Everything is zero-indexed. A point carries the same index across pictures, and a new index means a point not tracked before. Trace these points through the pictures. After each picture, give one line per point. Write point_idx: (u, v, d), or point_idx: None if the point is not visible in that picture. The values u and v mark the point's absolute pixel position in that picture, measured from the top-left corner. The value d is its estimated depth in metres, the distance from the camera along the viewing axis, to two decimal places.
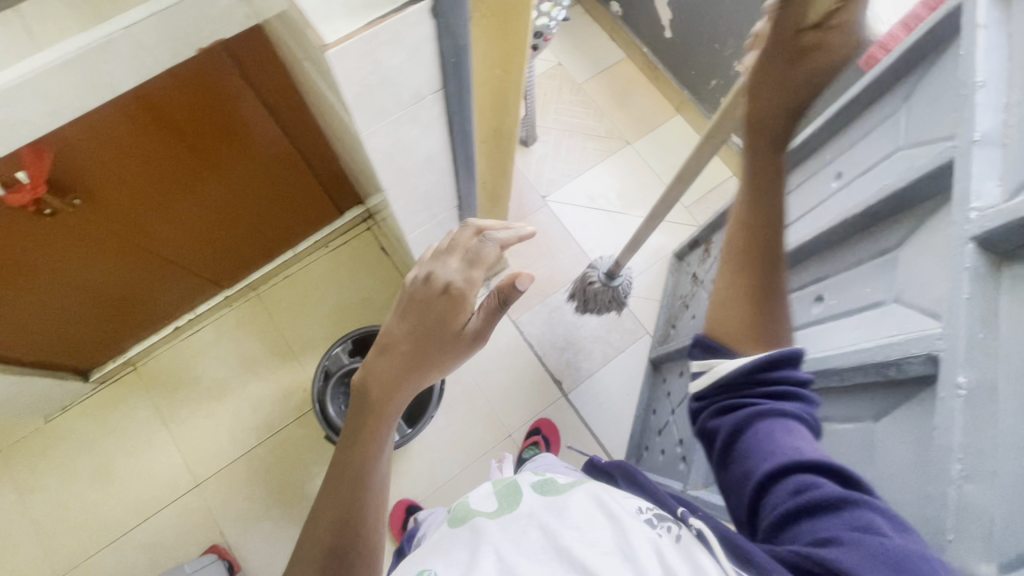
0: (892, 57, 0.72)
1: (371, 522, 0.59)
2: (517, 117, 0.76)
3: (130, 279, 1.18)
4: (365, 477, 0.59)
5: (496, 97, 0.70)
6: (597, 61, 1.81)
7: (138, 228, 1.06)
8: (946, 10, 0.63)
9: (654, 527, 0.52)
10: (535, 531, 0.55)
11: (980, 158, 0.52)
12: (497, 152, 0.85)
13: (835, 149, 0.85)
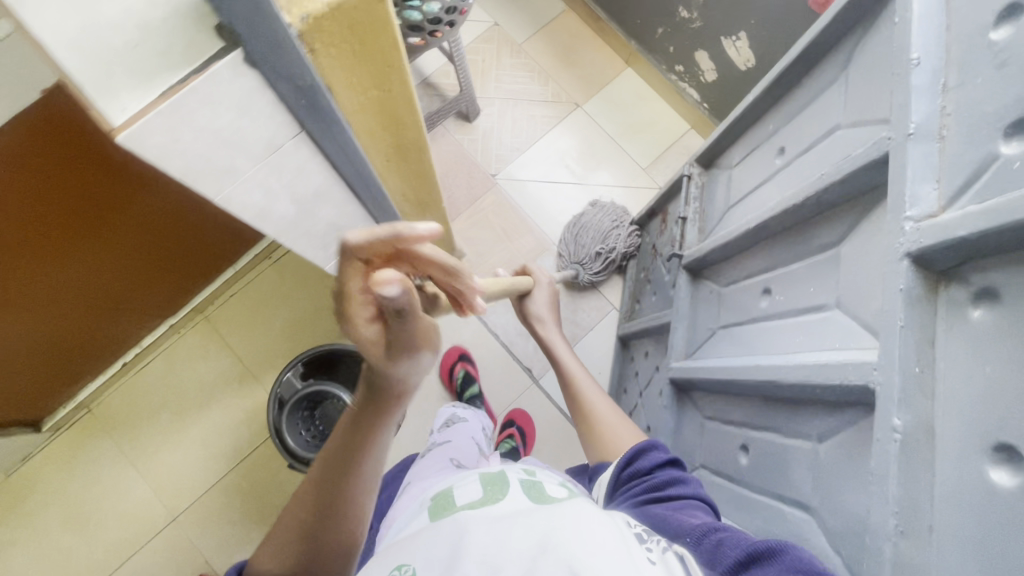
0: (826, 18, 0.64)
1: (356, 515, 0.54)
2: (420, 129, 0.68)
3: (63, 330, 1.11)
4: (340, 494, 0.53)
5: (386, 117, 0.62)
6: (535, 16, 1.66)
7: (54, 280, 0.98)
8: None
9: (644, 542, 0.52)
10: (521, 527, 0.52)
11: (915, 155, 0.45)
12: (410, 165, 0.77)
13: (777, 120, 0.78)
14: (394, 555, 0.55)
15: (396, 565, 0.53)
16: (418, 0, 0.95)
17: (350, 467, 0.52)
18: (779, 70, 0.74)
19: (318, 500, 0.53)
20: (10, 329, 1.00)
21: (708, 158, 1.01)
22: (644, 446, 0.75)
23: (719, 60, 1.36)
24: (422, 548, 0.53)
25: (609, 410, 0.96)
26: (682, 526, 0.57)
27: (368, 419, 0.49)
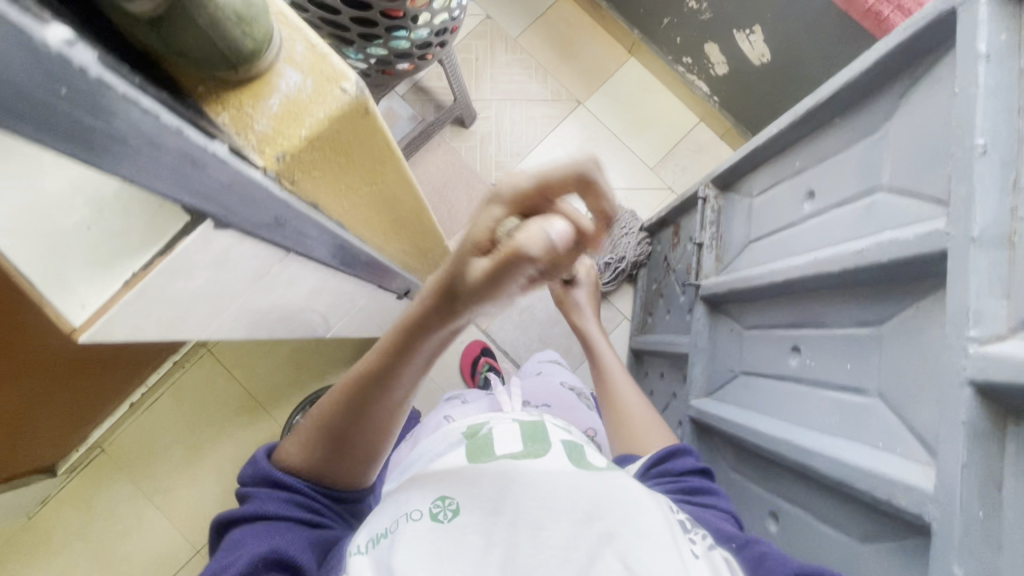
0: (866, 58, 0.57)
1: (386, 426, 0.54)
2: (416, 193, 0.62)
3: (86, 399, 1.07)
4: (369, 413, 0.52)
5: (384, 199, 0.57)
6: (530, 5, 1.55)
7: (96, 371, 0.96)
8: (937, 12, 0.48)
9: (688, 533, 0.52)
10: (567, 488, 0.50)
11: (982, 265, 0.40)
12: (412, 224, 0.72)
13: (805, 156, 0.71)
14: (433, 484, 0.51)
15: (439, 496, 0.50)
16: (405, 29, 0.84)
17: (380, 393, 0.50)
18: (809, 106, 0.67)
19: (346, 414, 0.52)
20: (48, 415, 0.96)
21: (724, 180, 0.94)
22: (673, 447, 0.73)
23: (732, 53, 1.26)
24: (464, 484, 0.51)
25: (648, 413, 0.89)
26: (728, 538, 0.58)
27: (402, 348, 0.45)
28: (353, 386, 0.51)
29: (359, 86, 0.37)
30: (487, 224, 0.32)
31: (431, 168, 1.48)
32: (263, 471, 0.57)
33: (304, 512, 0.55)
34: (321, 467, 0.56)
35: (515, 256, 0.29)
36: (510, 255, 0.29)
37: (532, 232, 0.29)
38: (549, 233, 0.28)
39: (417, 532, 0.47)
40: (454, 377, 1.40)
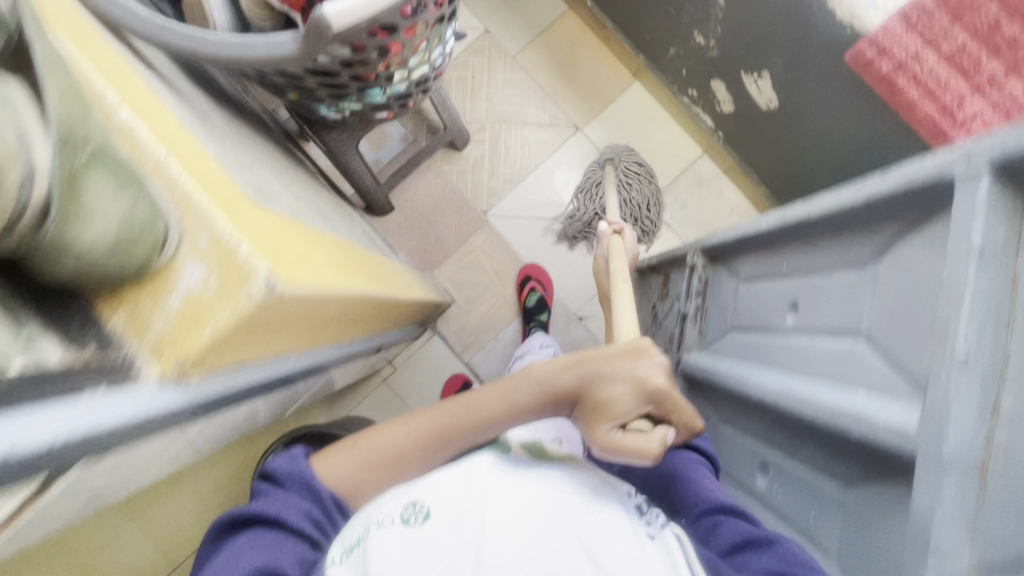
0: (858, 191, 0.52)
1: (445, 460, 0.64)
2: (368, 293, 0.58)
3: None
4: (445, 458, 0.64)
5: (329, 316, 0.52)
6: (532, 22, 1.47)
7: None
8: (933, 175, 0.43)
9: (643, 517, 0.54)
10: (534, 498, 0.53)
11: (952, 496, 0.36)
12: (374, 306, 0.67)
13: (794, 260, 0.67)
14: (404, 491, 0.53)
15: (408, 503, 0.52)
16: (381, 87, 0.79)
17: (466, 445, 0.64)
18: (798, 216, 0.62)
19: (423, 454, 0.62)
20: None
21: (713, 254, 0.90)
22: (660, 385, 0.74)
23: (738, 93, 1.19)
24: (433, 488, 0.53)
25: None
26: (688, 500, 0.60)
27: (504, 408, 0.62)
28: (448, 429, 0.63)
29: (267, 284, 0.33)
30: (632, 402, 0.57)
31: (420, 192, 1.43)
32: (304, 477, 0.58)
33: (311, 524, 0.55)
34: (356, 487, 0.60)
35: (644, 448, 0.55)
36: (638, 449, 0.56)
37: (657, 439, 0.56)
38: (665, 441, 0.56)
39: (388, 536, 0.48)
40: None
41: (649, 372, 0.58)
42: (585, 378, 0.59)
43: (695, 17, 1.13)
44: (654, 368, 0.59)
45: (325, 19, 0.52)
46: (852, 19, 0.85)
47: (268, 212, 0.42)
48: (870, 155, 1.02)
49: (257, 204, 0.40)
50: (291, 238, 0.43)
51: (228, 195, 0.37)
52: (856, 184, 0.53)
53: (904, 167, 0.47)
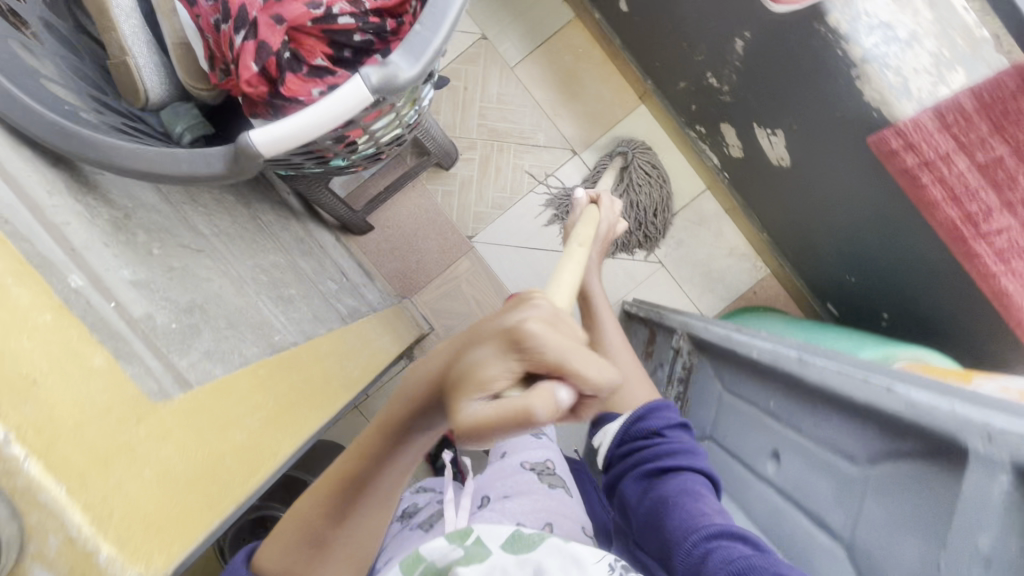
0: (856, 388, 0.47)
1: (375, 501, 0.47)
2: (319, 425, 0.56)
3: None
4: (357, 508, 0.47)
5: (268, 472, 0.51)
6: (534, 31, 1.35)
7: None
8: (950, 422, 0.38)
9: None
10: None
11: None
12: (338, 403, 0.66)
13: (781, 402, 0.62)
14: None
15: None
16: (343, 157, 0.71)
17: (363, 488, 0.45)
18: (794, 371, 0.57)
19: (326, 509, 0.47)
20: None
21: (698, 344, 0.85)
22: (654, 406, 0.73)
23: (749, 143, 1.10)
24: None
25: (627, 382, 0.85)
26: (677, 521, 0.59)
27: (390, 453, 0.41)
28: (341, 483, 0.45)
29: None
30: (493, 376, 0.31)
31: (403, 212, 1.34)
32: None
33: None
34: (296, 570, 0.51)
35: (523, 422, 0.30)
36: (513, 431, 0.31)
37: (543, 401, 0.30)
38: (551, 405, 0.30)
39: None
40: None
41: (519, 316, 0.31)
42: (441, 364, 0.34)
43: (710, 59, 1.02)
44: (538, 312, 0.32)
45: (251, 142, 0.43)
46: (880, 103, 0.75)
47: (181, 402, 0.39)
48: (881, 236, 0.94)
49: (156, 406, 0.37)
50: (212, 429, 0.41)
51: (115, 430, 0.34)
52: (856, 376, 0.48)
53: (908, 389, 0.42)
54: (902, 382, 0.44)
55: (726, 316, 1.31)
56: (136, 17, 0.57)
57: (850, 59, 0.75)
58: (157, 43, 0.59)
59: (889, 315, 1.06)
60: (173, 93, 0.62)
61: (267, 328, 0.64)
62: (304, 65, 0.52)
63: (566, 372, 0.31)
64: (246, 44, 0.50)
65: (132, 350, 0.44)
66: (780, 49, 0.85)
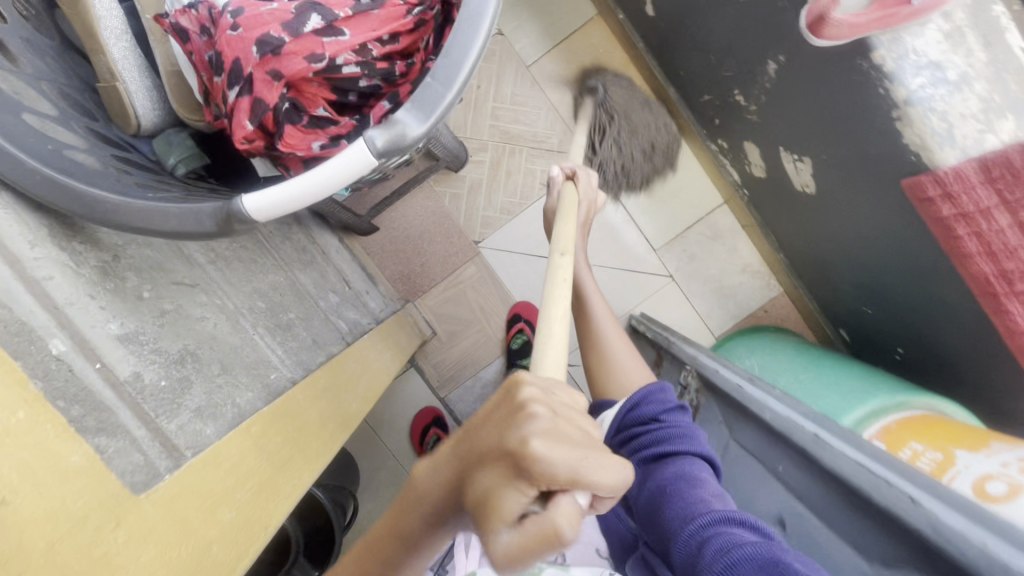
0: (881, 492, 0.45)
1: None
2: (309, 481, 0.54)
3: None
4: None
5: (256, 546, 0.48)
6: (553, 28, 1.28)
7: None
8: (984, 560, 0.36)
9: None
10: None
11: None
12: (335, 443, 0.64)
13: (791, 470, 0.59)
14: None
15: None
16: None
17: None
18: (808, 449, 0.55)
19: None
20: None
21: (707, 384, 0.83)
22: (650, 390, 0.69)
23: (773, 165, 1.05)
24: None
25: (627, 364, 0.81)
26: (678, 511, 0.57)
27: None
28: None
29: None
30: (508, 507, 0.28)
31: (409, 213, 1.30)
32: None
33: None
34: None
35: (551, 542, 0.27)
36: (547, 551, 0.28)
37: (566, 519, 0.28)
38: (571, 520, 0.28)
39: None
40: (404, 443, 1.32)
41: (521, 432, 0.28)
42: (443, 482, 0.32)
43: (738, 76, 0.97)
44: (538, 421, 0.29)
45: (244, 207, 0.40)
46: (920, 147, 0.71)
47: (161, 495, 0.40)
48: (905, 276, 0.90)
49: (138, 498, 0.38)
50: (199, 520, 0.41)
51: (90, 544, 0.34)
52: (880, 479, 0.45)
53: (933, 508, 0.40)
54: (933, 500, 0.41)
55: (736, 335, 1.27)
56: (126, 39, 0.53)
57: (893, 100, 0.70)
58: (149, 67, 0.55)
59: (904, 350, 1.03)
60: (167, 119, 0.58)
61: (263, 366, 0.62)
62: (304, 116, 0.50)
63: (583, 482, 0.29)
64: (241, 100, 0.48)
65: (118, 421, 0.42)
66: (816, 77, 0.80)
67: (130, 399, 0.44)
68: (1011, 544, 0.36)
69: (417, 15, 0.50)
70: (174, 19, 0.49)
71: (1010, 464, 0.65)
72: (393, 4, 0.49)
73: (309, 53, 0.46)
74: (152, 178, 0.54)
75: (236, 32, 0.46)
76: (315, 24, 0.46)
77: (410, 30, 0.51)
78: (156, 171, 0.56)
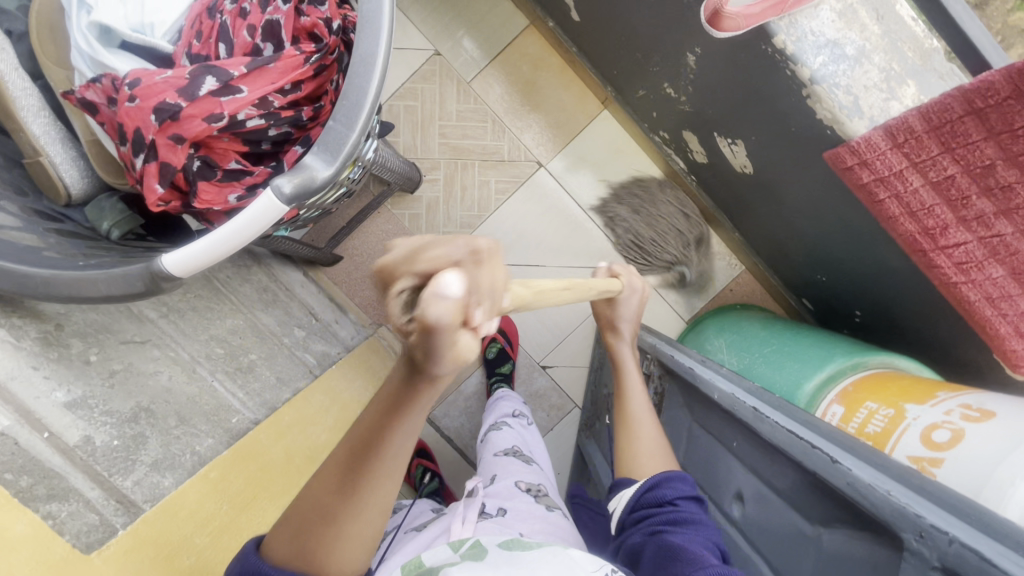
0: (806, 456, 0.48)
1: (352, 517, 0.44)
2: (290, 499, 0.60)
3: None
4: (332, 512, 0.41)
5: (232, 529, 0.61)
6: (489, 41, 1.31)
7: None
8: (894, 502, 0.40)
9: None
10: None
11: None
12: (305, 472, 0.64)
13: (745, 447, 0.62)
14: None
15: None
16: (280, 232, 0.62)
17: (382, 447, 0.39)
18: (751, 422, 0.58)
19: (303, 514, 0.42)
20: None
21: (669, 371, 0.83)
22: (670, 473, 0.64)
23: (713, 151, 1.09)
24: None
25: (655, 434, 0.73)
26: (696, 567, 0.50)
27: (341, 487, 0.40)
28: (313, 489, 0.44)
29: None
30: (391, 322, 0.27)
31: (370, 239, 1.29)
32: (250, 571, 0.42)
33: None
34: (309, 556, 0.41)
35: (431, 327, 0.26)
36: (465, 355, 0.29)
37: (436, 302, 0.24)
38: (460, 303, 0.25)
39: None
40: None
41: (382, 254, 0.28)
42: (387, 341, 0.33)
43: (665, 70, 1.01)
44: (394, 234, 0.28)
45: (164, 266, 0.44)
46: (833, 122, 0.73)
47: (112, 551, 0.50)
48: (845, 243, 0.93)
49: (88, 556, 0.49)
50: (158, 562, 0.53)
51: None
52: (806, 444, 0.49)
53: (853, 467, 0.44)
54: (850, 458, 0.45)
55: (704, 317, 1.29)
56: (44, 115, 0.56)
57: (799, 80, 0.73)
58: (72, 138, 0.59)
59: (862, 313, 1.06)
60: (96, 184, 0.60)
61: (223, 412, 0.67)
62: (218, 170, 0.53)
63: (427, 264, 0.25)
64: (149, 166, 0.51)
65: (70, 485, 0.51)
66: (730, 64, 0.84)
67: (81, 462, 0.52)
68: (928, 501, 0.39)
69: (315, 62, 0.53)
70: (80, 94, 0.52)
71: (953, 411, 0.68)
72: (289, 55, 0.52)
73: (208, 114, 0.50)
74: (87, 244, 0.56)
75: (133, 103, 0.49)
76: (210, 86, 0.50)
77: (311, 76, 0.53)
78: (92, 237, 0.58)
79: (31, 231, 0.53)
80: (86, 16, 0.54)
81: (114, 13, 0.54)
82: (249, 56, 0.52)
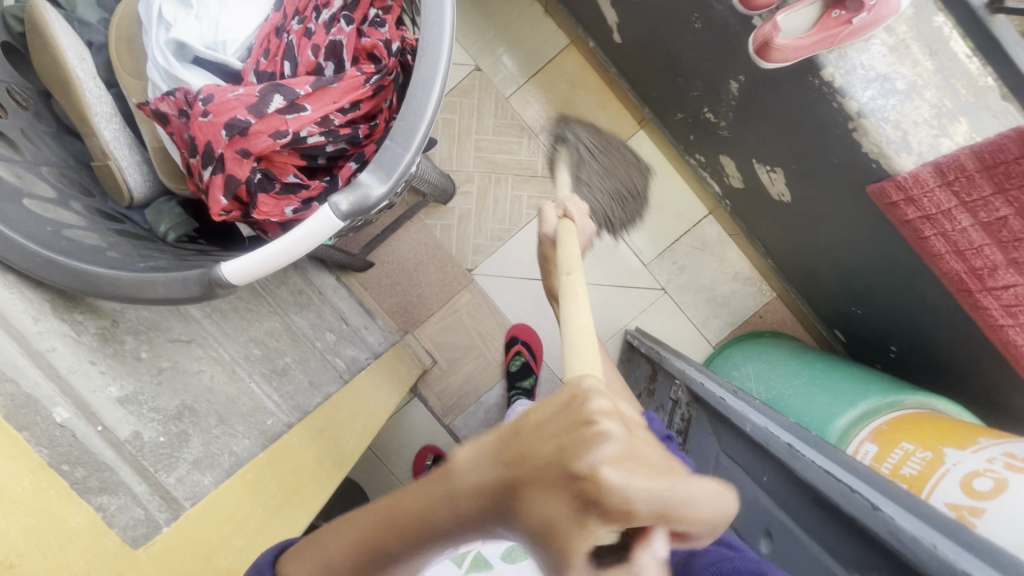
0: (844, 499, 0.48)
1: None
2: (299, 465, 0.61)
3: None
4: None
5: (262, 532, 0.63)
6: (529, 59, 1.33)
7: None
8: (943, 556, 0.39)
9: None
10: None
11: None
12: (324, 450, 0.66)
13: (776, 482, 0.61)
14: None
15: None
16: None
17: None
18: (784, 458, 0.57)
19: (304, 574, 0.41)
20: None
21: (697, 399, 0.82)
22: None
23: (750, 177, 1.08)
24: None
25: None
26: None
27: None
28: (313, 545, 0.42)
29: None
30: (563, 517, 0.23)
31: (401, 247, 1.31)
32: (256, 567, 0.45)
33: None
34: None
35: None
36: None
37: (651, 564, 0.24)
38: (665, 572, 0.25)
39: None
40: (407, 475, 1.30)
41: (592, 452, 0.22)
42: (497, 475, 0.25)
43: (705, 94, 1.01)
44: (613, 445, 0.22)
45: (222, 275, 0.46)
46: (879, 156, 0.72)
47: (158, 547, 0.51)
48: (885, 278, 0.91)
49: (136, 553, 0.49)
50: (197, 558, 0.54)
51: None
52: (845, 487, 0.48)
53: (896, 515, 0.43)
54: (892, 505, 0.44)
55: (732, 341, 1.28)
56: (115, 122, 0.60)
57: (846, 113, 0.73)
58: (138, 145, 0.62)
59: (898, 348, 1.03)
60: (156, 188, 0.63)
61: (259, 413, 0.70)
62: (277, 183, 0.55)
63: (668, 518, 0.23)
64: (215, 177, 0.53)
65: (118, 477, 0.52)
66: (773, 93, 0.84)
67: (130, 456, 0.54)
68: (979, 559, 0.38)
69: (375, 83, 0.55)
70: (154, 106, 0.55)
71: (995, 459, 0.65)
72: (351, 75, 0.54)
73: (274, 130, 0.52)
74: (145, 244, 0.59)
75: (205, 118, 0.52)
76: (277, 103, 0.52)
77: (370, 96, 0.55)
78: (148, 238, 0.61)
79: (94, 231, 0.56)
80: (165, 33, 0.58)
81: (191, 30, 0.57)
82: (314, 75, 0.54)
